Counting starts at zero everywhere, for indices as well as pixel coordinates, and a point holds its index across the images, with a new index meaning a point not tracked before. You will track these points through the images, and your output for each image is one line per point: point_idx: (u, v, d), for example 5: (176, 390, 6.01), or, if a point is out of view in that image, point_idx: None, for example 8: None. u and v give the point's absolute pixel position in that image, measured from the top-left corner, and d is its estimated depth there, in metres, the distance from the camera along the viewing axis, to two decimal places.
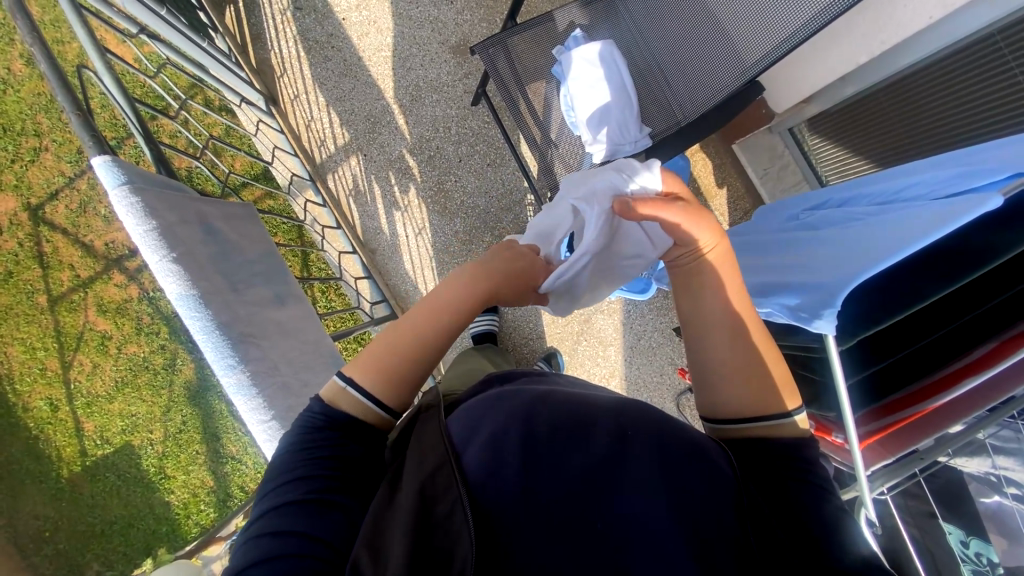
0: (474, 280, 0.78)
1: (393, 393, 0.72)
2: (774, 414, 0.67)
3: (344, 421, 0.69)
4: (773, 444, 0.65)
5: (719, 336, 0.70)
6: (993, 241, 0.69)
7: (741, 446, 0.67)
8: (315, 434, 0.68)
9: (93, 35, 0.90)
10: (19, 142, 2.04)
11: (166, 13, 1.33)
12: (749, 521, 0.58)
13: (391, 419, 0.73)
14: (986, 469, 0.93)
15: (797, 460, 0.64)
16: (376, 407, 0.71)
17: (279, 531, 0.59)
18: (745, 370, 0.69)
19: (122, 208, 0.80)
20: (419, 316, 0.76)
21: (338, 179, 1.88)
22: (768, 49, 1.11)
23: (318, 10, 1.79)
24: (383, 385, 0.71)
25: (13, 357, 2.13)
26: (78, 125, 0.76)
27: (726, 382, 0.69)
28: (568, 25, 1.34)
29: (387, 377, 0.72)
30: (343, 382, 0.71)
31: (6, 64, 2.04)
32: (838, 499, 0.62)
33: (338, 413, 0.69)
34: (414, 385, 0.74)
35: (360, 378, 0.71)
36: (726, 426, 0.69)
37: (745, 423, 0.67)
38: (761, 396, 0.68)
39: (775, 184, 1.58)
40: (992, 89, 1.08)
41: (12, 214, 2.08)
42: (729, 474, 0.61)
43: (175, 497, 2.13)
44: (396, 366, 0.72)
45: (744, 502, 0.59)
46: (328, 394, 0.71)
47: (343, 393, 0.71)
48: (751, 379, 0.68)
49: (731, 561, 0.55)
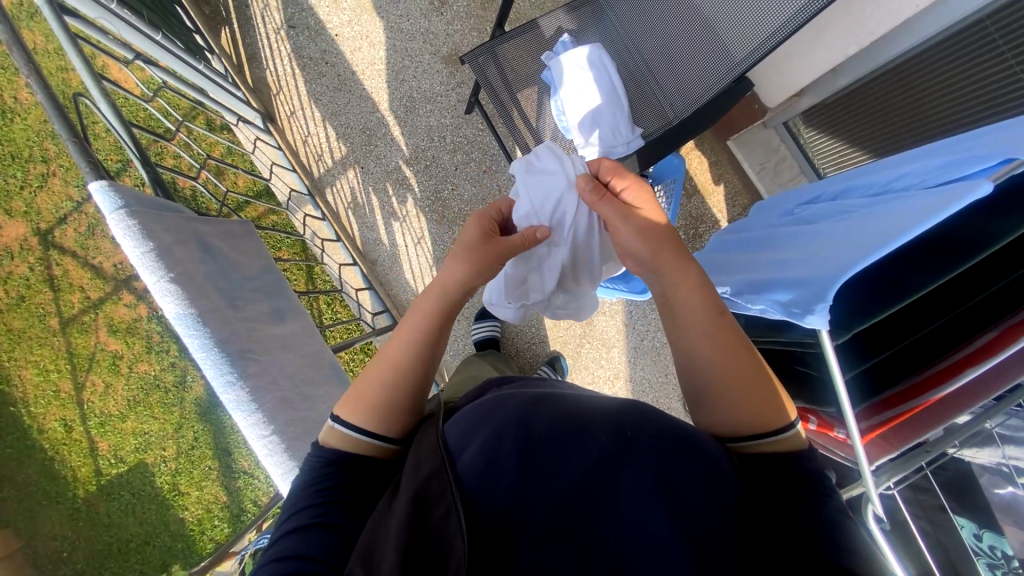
0: (440, 292, 0.81)
1: (379, 420, 0.72)
2: (787, 423, 0.68)
3: (346, 458, 0.70)
4: (789, 461, 0.66)
5: (711, 365, 0.71)
6: (987, 227, 0.68)
7: (757, 465, 0.66)
8: (317, 469, 0.69)
9: (88, 62, 0.92)
10: (27, 169, 2.08)
11: (161, 37, 1.35)
12: (755, 525, 0.57)
13: (387, 447, 0.73)
14: (997, 459, 0.91)
15: (799, 467, 0.65)
16: (363, 437, 0.71)
17: (279, 557, 0.60)
18: (753, 385, 0.70)
19: (119, 231, 0.82)
20: (392, 342, 0.78)
21: (337, 192, 1.90)
22: (757, 43, 1.10)
23: (311, 27, 1.82)
24: (366, 415, 0.72)
25: (28, 380, 2.16)
26: (75, 151, 0.77)
27: (739, 400, 0.69)
28: (555, 30, 1.35)
29: (366, 403, 0.73)
30: (332, 422, 0.73)
31: (13, 94, 2.08)
32: (838, 505, 0.63)
33: (331, 451, 0.71)
34: (402, 409, 0.73)
35: (349, 416, 0.72)
36: (760, 439, 0.67)
37: (761, 437, 0.67)
38: (763, 399, 0.69)
39: (772, 177, 1.57)
40: (985, 73, 1.07)
41: (23, 239, 2.11)
42: (731, 473, 0.61)
43: (190, 513, 2.15)
44: (375, 393, 0.73)
45: (749, 505, 0.58)
46: (324, 438, 0.73)
47: (332, 432, 0.72)
48: (760, 393, 0.70)
49: (736, 565, 0.53)
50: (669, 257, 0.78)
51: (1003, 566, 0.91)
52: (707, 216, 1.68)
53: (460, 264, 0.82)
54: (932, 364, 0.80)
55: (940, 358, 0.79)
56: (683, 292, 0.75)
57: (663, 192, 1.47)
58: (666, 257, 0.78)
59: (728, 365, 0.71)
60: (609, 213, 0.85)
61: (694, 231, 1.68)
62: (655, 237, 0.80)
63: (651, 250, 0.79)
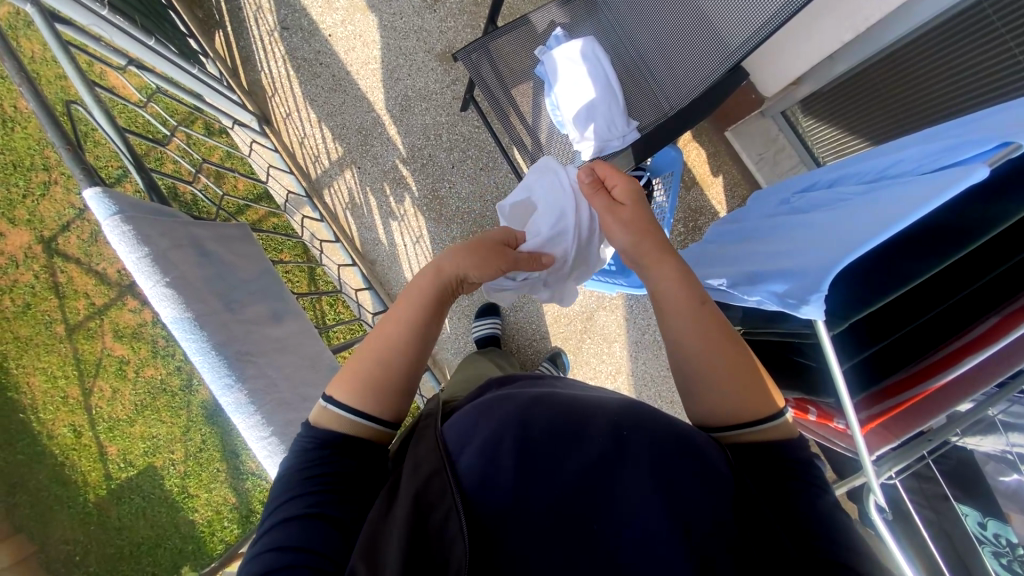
0: (439, 270, 0.82)
1: (374, 399, 0.73)
2: (773, 414, 0.68)
3: (338, 440, 0.71)
4: (780, 449, 0.66)
5: (696, 351, 0.71)
6: (982, 212, 0.67)
7: (747, 452, 0.67)
8: (311, 455, 0.69)
9: (81, 70, 0.92)
10: (29, 177, 2.09)
11: (155, 42, 1.33)
12: (751, 526, 0.57)
13: (384, 430, 0.74)
14: (1001, 447, 0.91)
15: (789, 455, 0.66)
16: (359, 420, 0.72)
17: (275, 547, 0.60)
18: (739, 373, 0.70)
19: (114, 237, 0.82)
20: (388, 321, 0.80)
21: (334, 193, 1.90)
22: (752, 30, 1.08)
23: (304, 29, 1.81)
24: (361, 394, 0.73)
25: (36, 387, 2.18)
26: (68, 158, 0.78)
27: (724, 386, 0.69)
28: (548, 25, 1.34)
29: (363, 381, 0.74)
30: (325, 401, 0.73)
31: (12, 102, 2.09)
32: (834, 503, 0.63)
33: (325, 432, 0.71)
34: (396, 391, 0.75)
35: (342, 396, 0.73)
36: (745, 428, 0.67)
37: (744, 427, 0.68)
38: (748, 388, 0.69)
39: (771, 168, 1.55)
40: (985, 56, 1.06)
41: (27, 247, 2.13)
42: (727, 474, 0.61)
43: (199, 516, 2.17)
44: (371, 371, 0.75)
45: (744, 505, 0.59)
46: (316, 417, 0.74)
47: (325, 412, 0.73)
48: (747, 382, 0.69)
49: (734, 565, 0.54)
50: (649, 252, 0.78)
51: (1008, 553, 0.90)
52: (706, 208, 1.67)
53: (465, 252, 0.85)
54: (933, 351, 0.79)
55: (940, 346, 0.79)
56: (666, 285, 0.75)
57: (661, 185, 1.46)
58: (647, 249, 0.79)
59: (714, 355, 0.70)
60: (598, 208, 0.86)
61: (694, 223, 1.67)
62: (639, 230, 0.81)
63: (633, 240, 0.80)
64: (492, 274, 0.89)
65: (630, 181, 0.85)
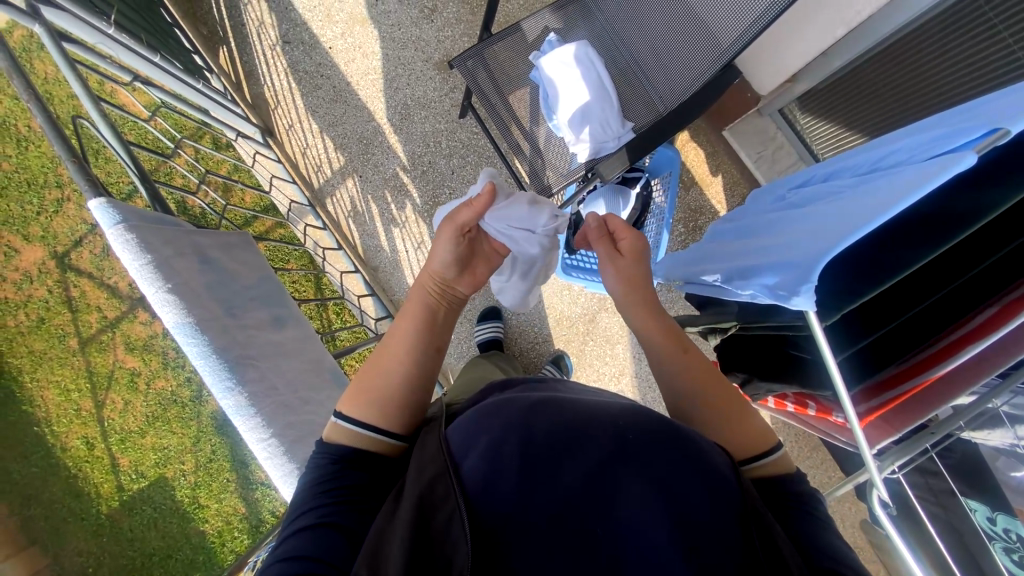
0: (422, 283, 0.85)
1: (379, 411, 0.74)
2: (772, 446, 0.71)
3: (349, 453, 0.72)
4: (781, 484, 0.68)
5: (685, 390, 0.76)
6: (976, 200, 0.67)
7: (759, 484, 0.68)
8: (324, 469, 0.70)
9: (87, 85, 0.95)
10: (43, 195, 2.15)
11: (159, 59, 1.37)
12: (753, 529, 0.57)
13: (396, 444, 0.75)
14: (1009, 440, 0.89)
15: (785, 490, 0.67)
16: (373, 434, 0.73)
17: (286, 557, 0.60)
18: (733, 408, 0.74)
19: (117, 245, 0.84)
20: (391, 334, 0.81)
21: (337, 202, 1.93)
22: (743, 29, 1.09)
23: (305, 42, 1.85)
24: (366, 407, 0.74)
25: (50, 401, 2.22)
26: (74, 171, 0.80)
27: (720, 420, 0.73)
28: (542, 30, 1.36)
29: (368, 395, 0.75)
30: (336, 418, 0.75)
31: (26, 122, 2.15)
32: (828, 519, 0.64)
33: (338, 448, 0.72)
34: (399, 405, 0.75)
35: (350, 409, 0.75)
36: (756, 462, 0.69)
37: (753, 460, 0.69)
38: (744, 422, 0.73)
39: (770, 166, 1.55)
40: (979, 48, 1.06)
41: (40, 263, 2.17)
42: (730, 478, 0.61)
43: (210, 526, 2.18)
44: (377, 386, 0.76)
45: (748, 509, 0.59)
46: (329, 434, 0.75)
47: (336, 428, 0.74)
48: (742, 416, 0.73)
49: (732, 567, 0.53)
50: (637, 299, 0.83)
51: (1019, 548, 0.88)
52: (706, 207, 1.68)
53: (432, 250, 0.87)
54: (934, 344, 0.78)
55: (939, 337, 0.78)
56: (647, 333, 0.81)
57: (660, 185, 1.47)
58: (634, 299, 0.83)
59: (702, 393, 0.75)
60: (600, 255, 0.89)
61: (694, 223, 1.68)
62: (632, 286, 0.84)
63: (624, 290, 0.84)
64: (448, 242, 0.85)
65: (639, 236, 0.88)
